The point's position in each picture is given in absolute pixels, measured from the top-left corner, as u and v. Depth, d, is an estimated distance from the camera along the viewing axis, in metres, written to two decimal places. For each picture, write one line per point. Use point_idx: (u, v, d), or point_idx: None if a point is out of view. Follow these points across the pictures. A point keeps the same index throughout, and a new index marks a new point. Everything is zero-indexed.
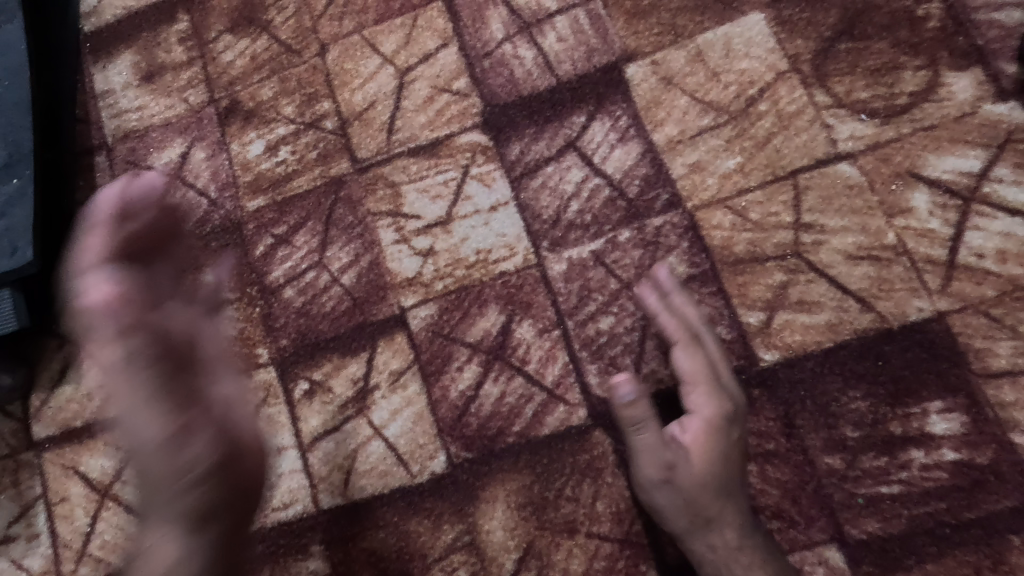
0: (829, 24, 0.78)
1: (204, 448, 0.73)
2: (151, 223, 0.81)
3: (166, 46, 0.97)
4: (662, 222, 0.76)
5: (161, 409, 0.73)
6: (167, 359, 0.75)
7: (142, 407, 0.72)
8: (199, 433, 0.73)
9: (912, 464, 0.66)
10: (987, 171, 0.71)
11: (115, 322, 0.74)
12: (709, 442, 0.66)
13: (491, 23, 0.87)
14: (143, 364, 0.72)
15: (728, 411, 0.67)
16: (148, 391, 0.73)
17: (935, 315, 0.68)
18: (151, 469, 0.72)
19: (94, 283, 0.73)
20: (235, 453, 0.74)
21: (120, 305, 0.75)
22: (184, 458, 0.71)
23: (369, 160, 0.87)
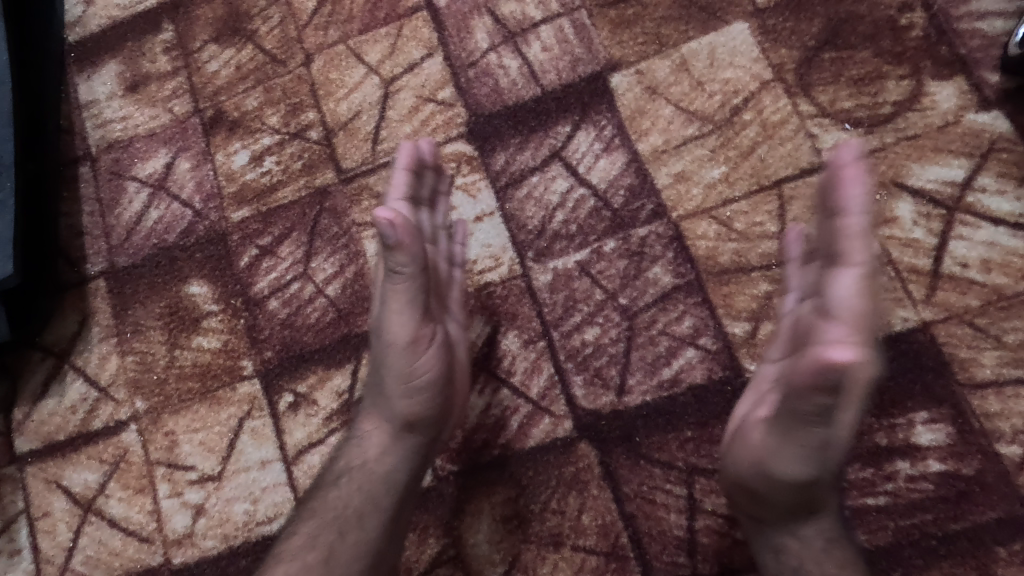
0: (812, 33, 0.78)
1: (436, 370, 0.65)
2: (430, 186, 0.73)
3: (151, 56, 0.97)
4: (647, 232, 0.76)
5: (417, 306, 0.64)
6: (417, 276, 0.62)
7: (408, 279, 0.62)
8: (439, 348, 0.66)
9: (898, 476, 0.66)
10: (970, 180, 0.71)
11: (405, 251, 0.60)
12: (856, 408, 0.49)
13: (476, 33, 0.86)
14: (411, 280, 0.62)
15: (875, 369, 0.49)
16: (397, 300, 0.63)
17: (920, 326, 0.68)
18: (384, 383, 0.66)
19: (387, 218, 0.59)
20: (445, 381, 0.66)
21: (405, 245, 0.60)
22: (418, 371, 0.65)
23: (354, 170, 0.86)
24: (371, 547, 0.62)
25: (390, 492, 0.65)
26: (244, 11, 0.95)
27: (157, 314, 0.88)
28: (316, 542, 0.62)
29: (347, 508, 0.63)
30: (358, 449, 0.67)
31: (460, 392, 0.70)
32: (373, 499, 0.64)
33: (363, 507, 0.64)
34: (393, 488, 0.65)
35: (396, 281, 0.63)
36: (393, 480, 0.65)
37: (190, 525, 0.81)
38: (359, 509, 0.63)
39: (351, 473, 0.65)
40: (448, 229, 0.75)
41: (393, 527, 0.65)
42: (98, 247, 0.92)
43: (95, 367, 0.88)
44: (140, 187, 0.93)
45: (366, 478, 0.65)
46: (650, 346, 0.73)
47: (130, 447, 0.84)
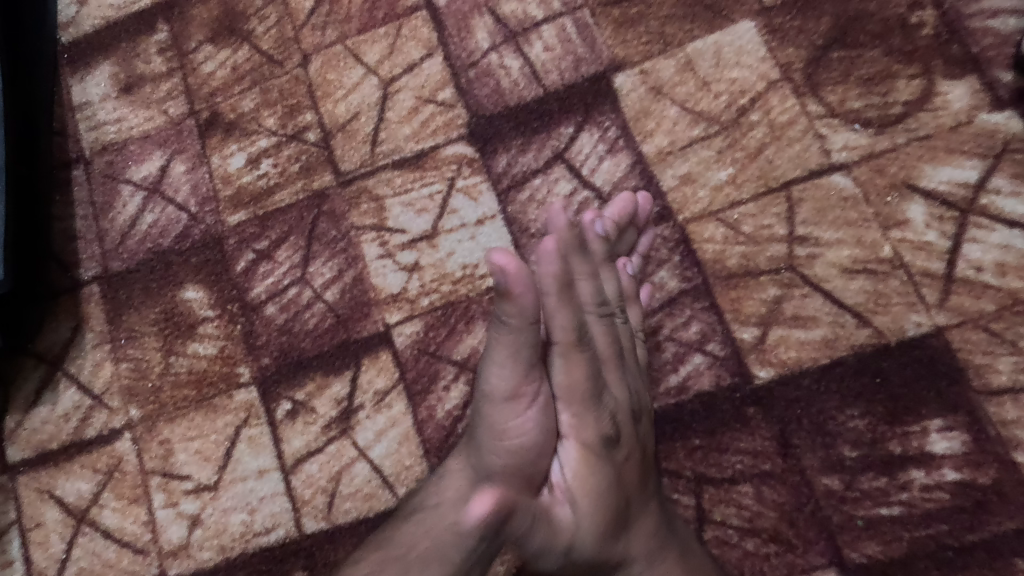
0: (820, 32, 0.76)
1: (539, 434, 0.58)
2: (626, 241, 0.72)
3: (145, 57, 0.95)
4: (653, 235, 0.74)
5: (528, 360, 0.56)
6: (525, 331, 0.54)
7: (517, 335, 0.54)
8: (549, 411, 0.58)
9: (912, 485, 0.64)
10: (984, 182, 0.69)
11: (518, 301, 0.52)
12: (591, 474, 0.59)
13: (476, 33, 0.85)
14: (518, 334, 0.54)
15: (605, 428, 0.59)
16: (501, 354, 0.56)
17: (934, 331, 0.67)
18: (477, 431, 0.59)
19: (501, 259, 0.50)
20: (544, 453, 0.58)
21: (516, 293, 0.52)
22: (514, 433, 0.57)
23: (352, 172, 0.84)
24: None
25: (458, 549, 0.54)
26: (239, 10, 0.94)
27: (152, 320, 0.86)
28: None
29: (412, 551, 0.56)
30: (440, 486, 0.60)
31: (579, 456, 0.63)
32: (442, 553, 0.55)
33: (428, 556, 0.55)
34: (463, 546, 0.54)
35: (501, 330, 0.55)
36: (461, 537, 0.54)
37: (186, 536, 0.79)
38: (423, 557, 0.55)
39: (426, 512, 0.58)
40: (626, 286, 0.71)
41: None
42: (92, 252, 0.90)
43: (88, 374, 0.86)
44: (135, 190, 0.91)
45: (440, 526, 0.56)
46: (656, 352, 0.72)
47: (125, 456, 0.82)
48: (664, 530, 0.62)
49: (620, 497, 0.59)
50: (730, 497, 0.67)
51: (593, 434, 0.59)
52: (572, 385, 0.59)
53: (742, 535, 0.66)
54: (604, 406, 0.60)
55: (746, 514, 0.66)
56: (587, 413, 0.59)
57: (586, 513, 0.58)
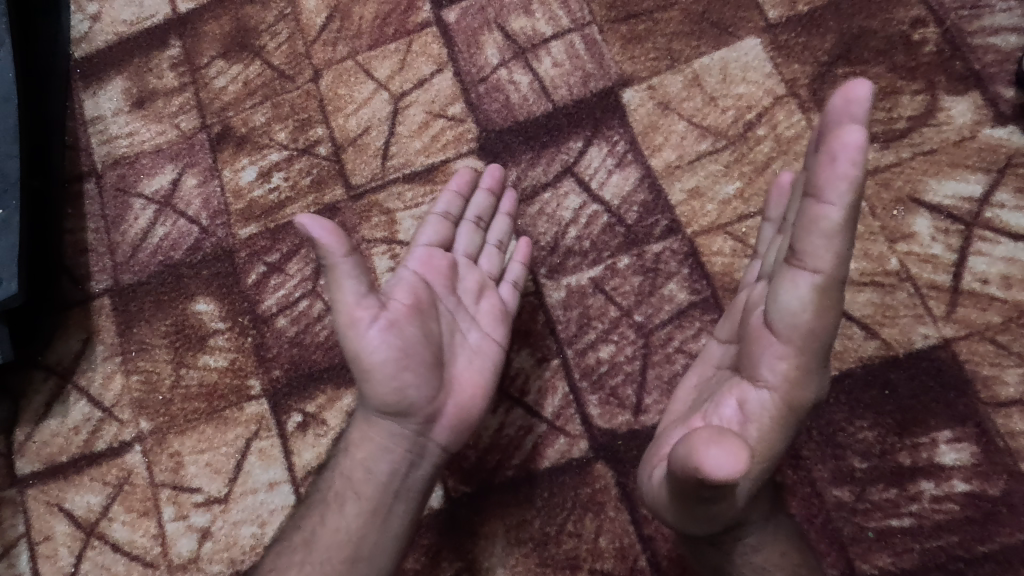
0: (825, 48, 0.78)
1: (386, 354, 0.59)
2: (482, 207, 0.74)
3: (158, 72, 0.96)
4: (662, 248, 0.75)
5: (353, 287, 0.58)
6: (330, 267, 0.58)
7: (334, 269, 0.58)
8: (399, 337, 0.60)
9: (922, 496, 0.64)
10: (988, 196, 0.70)
11: (322, 248, 0.57)
12: (776, 433, 0.52)
13: (486, 49, 0.86)
14: (336, 269, 0.58)
15: (814, 392, 0.53)
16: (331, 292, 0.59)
17: (941, 342, 0.67)
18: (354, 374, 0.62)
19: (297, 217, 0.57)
20: (402, 368, 0.60)
21: (325, 244, 0.56)
22: (365, 353, 0.59)
23: (363, 186, 0.85)
24: (348, 535, 0.62)
25: (373, 484, 0.63)
26: (252, 26, 0.95)
27: (163, 332, 0.86)
28: (304, 522, 0.64)
29: (330, 491, 0.64)
30: (347, 431, 0.66)
31: (462, 395, 0.64)
32: (356, 487, 0.63)
33: (347, 492, 0.63)
34: (377, 478, 0.63)
35: (331, 277, 0.58)
36: (374, 471, 0.63)
37: (196, 549, 0.79)
38: (341, 493, 0.64)
39: (339, 457, 0.65)
40: (501, 246, 0.74)
41: (382, 519, 0.63)
42: (103, 265, 0.90)
43: (99, 386, 0.86)
44: (146, 204, 0.92)
45: (351, 464, 0.64)
46: (666, 364, 0.72)
47: (134, 468, 0.82)
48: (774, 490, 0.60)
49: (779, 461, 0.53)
50: None
51: (801, 395, 0.52)
52: (809, 332, 0.50)
53: None
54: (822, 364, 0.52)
55: None
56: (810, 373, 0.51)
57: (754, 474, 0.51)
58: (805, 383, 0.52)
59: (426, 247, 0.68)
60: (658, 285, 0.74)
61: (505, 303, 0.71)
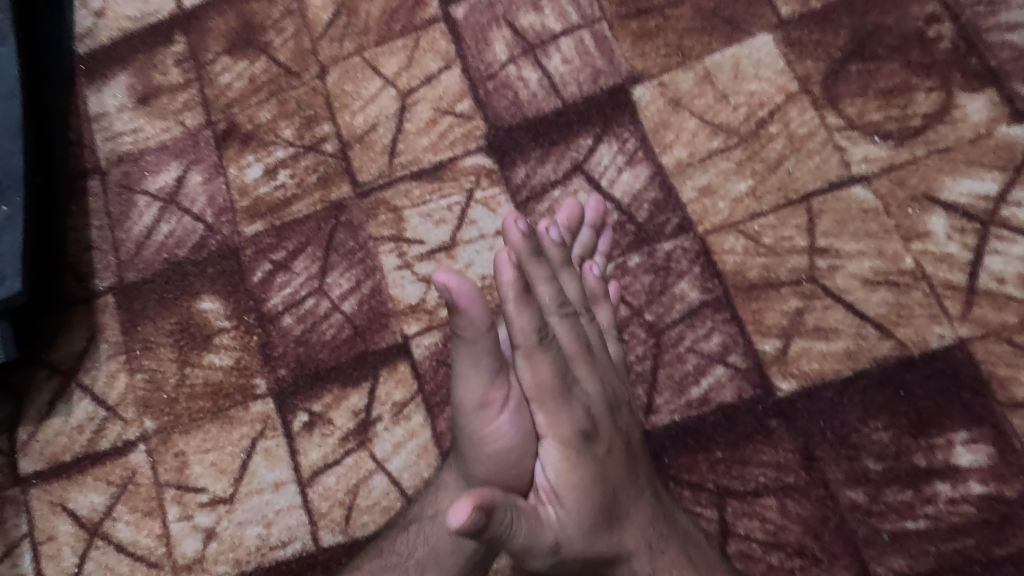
0: (838, 45, 0.77)
1: (514, 439, 0.58)
2: (585, 243, 0.73)
3: (163, 68, 0.96)
4: (673, 247, 0.74)
5: (488, 369, 0.55)
6: (479, 342, 0.53)
7: (473, 344, 0.53)
8: (524, 416, 0.58)
9: (938, 498, 0.63)
10: (1004, 194, 0.69)
11: (466, 316, 0.51)
12: (572, 467, 0.56)
13: (495, 45, 0.85)
14: (474, 345, 0.53)
15: (580, 424, 0.57)
16: (466, 364, 0.55)
17: (957, 342, 0.66)
18: (462, 448, 0.61)
19: (441, 278, 0.50)
20: (525, 454, 0.58)
21: (471, 313, 0.51)
22: (490, 438, 0.58)
23: (370, 183, 0.85)
24: None
25: (458, 559, 0.60)
26: (257, 22, 0.94)
27: (168, 331, 0.86)
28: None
29: (409, 560, 0.61)
30: (435, 498, 0.64)
31: None
32: (439, 559, 0.60)
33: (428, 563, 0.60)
34: (462, 553, 0.60)
35: (464, 352, 0.54)
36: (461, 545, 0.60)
37: (201, 549, 0.78)
38: (422, 562, 0.61)
39: (424, 524, 0.63)
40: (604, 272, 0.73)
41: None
42: (107, 262, 0.90)
43: (102, 385, 0.85)
44: (151, 201, 0.91)
45: (439, 535, 0.61)
46: (677, 364, 0.71)
47: (139, 468, 0.82)
48: (659, 522, 0.60)
49: (607, 490, 0.56)
50: (754, 511, 0.66)
51: (569, 429, 0.57)
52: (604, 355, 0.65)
53: (767, 549, 0.65)
54: (575, 399, 0.57)
55: (770, 528, 0.65)
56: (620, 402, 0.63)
57: (570, 509, 0.55)
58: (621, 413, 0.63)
59: None
60: (670, 283, 0.73)
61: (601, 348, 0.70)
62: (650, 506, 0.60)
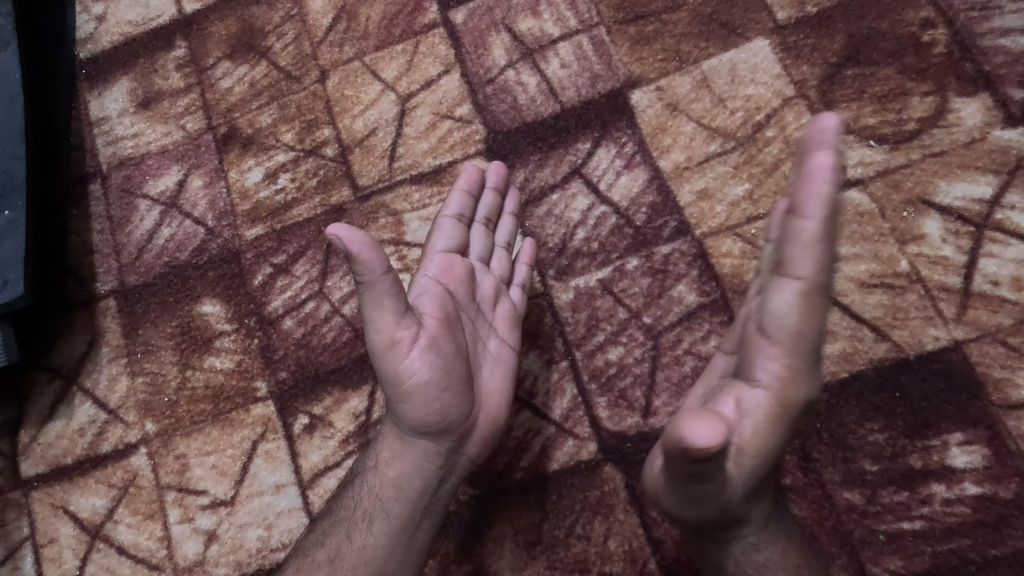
0: (834, 50, 0.77)
1: (429, 374, 0.59)
2: (489, 206, 0.73)
3: (163, 72, 0.96)
4: (670, 250, 0.75)
5: (393, 310, 0.57)
6: (380, 285, 0.55)
7: (373, 288, 0.55)
8: (439, 354, 0.60)
9: (934, 499, 0.64)
10: (999, 197, 0.70)
11: (361, 263, 0.54)
12: (773, 426, 0.52)
13: (494, 50, 0.86)
14: (375, 289, 0.55)
15: (809, 392, 0.52)
16: (372, 309, 0.57)
17: (952, 344, 0.67)
18: (388, 396, 0.61)
19: (334, 231, 0.53)
20: (443, 388, 0.60)
21: (362, 259, 0.54)
22: (406, 376, 0.59)
23: (370, 187, 0.85)
24: (375, 554, 0.61)
25: (403, 503, 0.63)
26: (258, 27, 0.95)
27: (169, 334, 0.86)
28: (330, 542, 0.63)
29: (358, 510, 0.63)
30: (376, 451, 0.65)
31: (489, 404, 0.65)
32: (385, 505, 0.63)
33: (374, 509, 0.63)
34: (406, 496, 0.63)
35: (369, 299, 0.56)
36: (405, 488, 0.63)
37: (202, 552, 0.78)
38: (369, 512, 0.63)
39: (367, 476, 0.64)
40: (507, 247, 0.74)
41: (407, 537, 0.63)
42: (108, 266, 0.90)
43: (104, 388, 0.85)
44: (152, 205, 0.92)
45: (381, 482, 0.63)
46: (675, 366, 0.72)
47: (140, 470, 0.82)
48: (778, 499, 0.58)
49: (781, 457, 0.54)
50: None
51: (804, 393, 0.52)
52: None
53: None
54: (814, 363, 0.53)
55: None
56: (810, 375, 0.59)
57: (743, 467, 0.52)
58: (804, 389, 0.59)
59: (443, 255, 0.68)
60: (668, 286, 0.74)
61: (516, 306, 0.72)
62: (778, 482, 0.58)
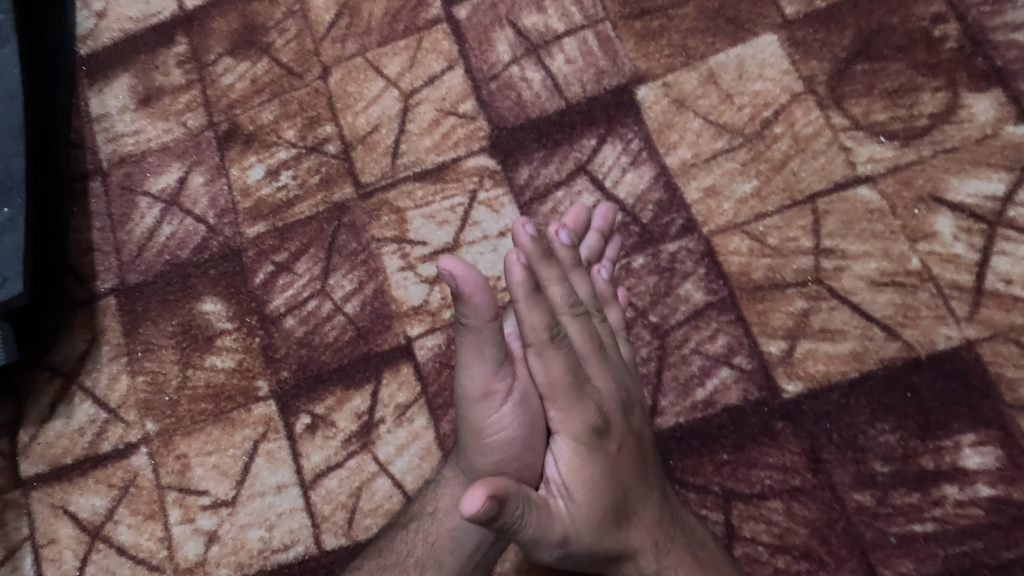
0: (843, 45, 0.76)
1: (515, 431, 0.59)
2: (592, 247, 0.72)
3: (164, 69, 0.95)
4: (677, 248, 0.74)
5: (493, 359, 0.57)
6: (484, 331, 0.54)
7: (477, 333, 0.55)
8: (526, 410, 0.59)
9: (946, 501, 0.63)
10: (1011, 195, 0.69)
11: (471, 305, 0.52)
12: (586, 460, 0.55)
13: (498, 46, 0.85)
14: (478, 333, 0.54)
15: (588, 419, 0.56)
16: (470, 353, 0.57)
17: (964, 344, 0.66)
18: (464, 441, 0.62)
19: (449, 266, 0.49)
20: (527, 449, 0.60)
21: (473, 299, 0.52)
22: (493, 428, 0.59)
23: (373, 185, 0.84)
24: None
25: (457, 555, 0.62)
26: (260, 23, 0.94)
27: (169, 333, 0.85)
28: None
29: (410, 558, 0.62)
30: (435, 496, 0.65)
31: None
32: (440, 556, 0.62)
33: (428, 561, 0.62)
34: (462, 549, 0.62)
35: (468, 338, 0.55)
36: (462, 542, 0.62)
37: (202, 553, 0.77)
38: (422, 561, 0.62)
39: (424, 521, 0.64)
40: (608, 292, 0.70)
41: None
42: (108, 264, 0.89)
43: (104, 388, 0.84)
44: (152, 202, 0.91)
45: (438, 531, 0.63)
46: (682, 365, 0.71)
47: (140, 470, 0.81)
48: (665, 521, 0.59)
49: (618, 487, 0.56)
50: (760, 513, 0.66)
51: (581, 426, 0.56)
52: (617, 360, 0.62)
53: (773, 552, 0.65)
54: (587, 396, 0.56)
55: (776, 531, 0.65)
56: (632, 410, 0.60)
57: (580, 506, 0.54)
58: (636, 420, 0.60)
59: None
60: (675, 285, 0.73)
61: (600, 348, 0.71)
62: (656, 505, 0.59)
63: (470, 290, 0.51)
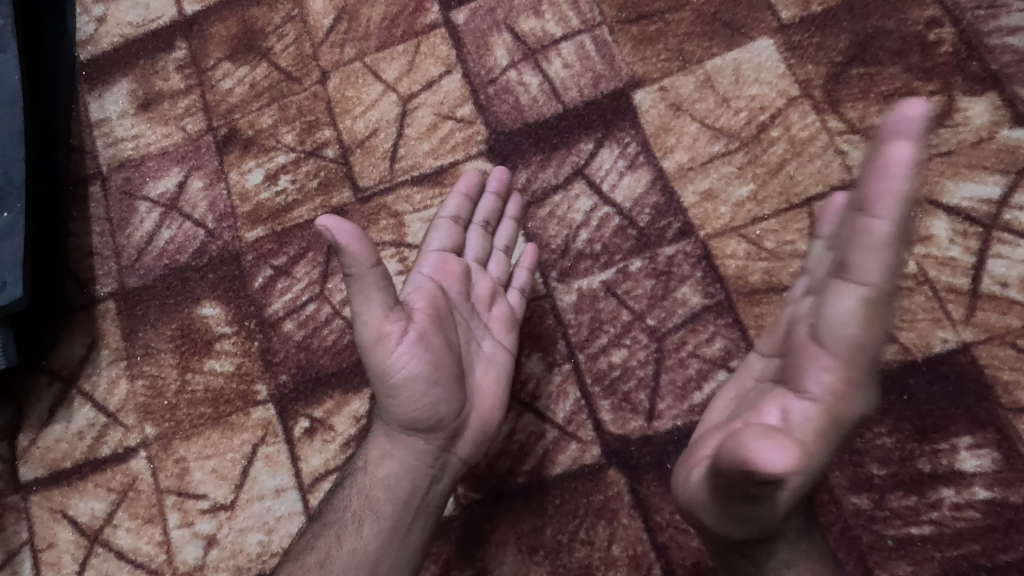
0: (839, 49, 0.77)
1: (417, 368, 0.59)
2: (490, 213, 0.73)
3: (164, 74, 0.96)
4: (674, 251, 0.74)
5: (382, 303, 0.57)
6: (368, 278, 0.55)
7: (361, 282, 0.55)
8: (425, 348, 0.60)
9: (943, 504, 0.63)
10: (1007, 198, 0.69)
11: (349, 254, 0.54)
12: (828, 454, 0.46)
13: (495, 50, 0.85)
14: (363, 282, 0.55)
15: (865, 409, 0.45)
16: (360, 304, 0.57)
17: (961, 347, 0.66)
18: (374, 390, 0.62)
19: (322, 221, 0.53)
20: (432, 383, 0.60)
21: (349, 249, 0.53)
22: (394, 370, 0.59)
23: (371, 189, 0.84)
24: (368, 554, 0.61)
25: (392, 502, 0.62)
26: (259, 28, 0.94)
27: (168, 336, 0.85)
28: (320, 544, 0.63)
29: (347, 513, 0.63)
30: (364, 450, 0.65)
31: (482, 403, 0.65)
32: (375, 505, 0.62)
33: (365, 511, 0.62)
34: (395, 495, 0.63)
35: (355, 289, 0.56)
36: (394, 487, 0.63)
37: (201, 557, 0.77)
38: (359, 514, 0.62)
39: (356, 476, 0.64)
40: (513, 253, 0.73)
41: (399, 538, 0.62)
42: (107, 268, 0.89)
43: (103, 392, 0.85)
44: (152, 207, 0.91)
45: (371, 483, 0.63)
46: (680, 368, 0.71)
47: (139, 474, 0.81)
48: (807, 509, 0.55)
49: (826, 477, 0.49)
50: None
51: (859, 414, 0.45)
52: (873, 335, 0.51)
53: None
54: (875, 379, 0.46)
55: None
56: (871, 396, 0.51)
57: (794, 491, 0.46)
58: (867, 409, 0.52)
59: (439, 254, 0.68)
60: (672, 288, 0.73)
61: (512, 308, 0.71)
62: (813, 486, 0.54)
63: (345, 239, 0.53)
